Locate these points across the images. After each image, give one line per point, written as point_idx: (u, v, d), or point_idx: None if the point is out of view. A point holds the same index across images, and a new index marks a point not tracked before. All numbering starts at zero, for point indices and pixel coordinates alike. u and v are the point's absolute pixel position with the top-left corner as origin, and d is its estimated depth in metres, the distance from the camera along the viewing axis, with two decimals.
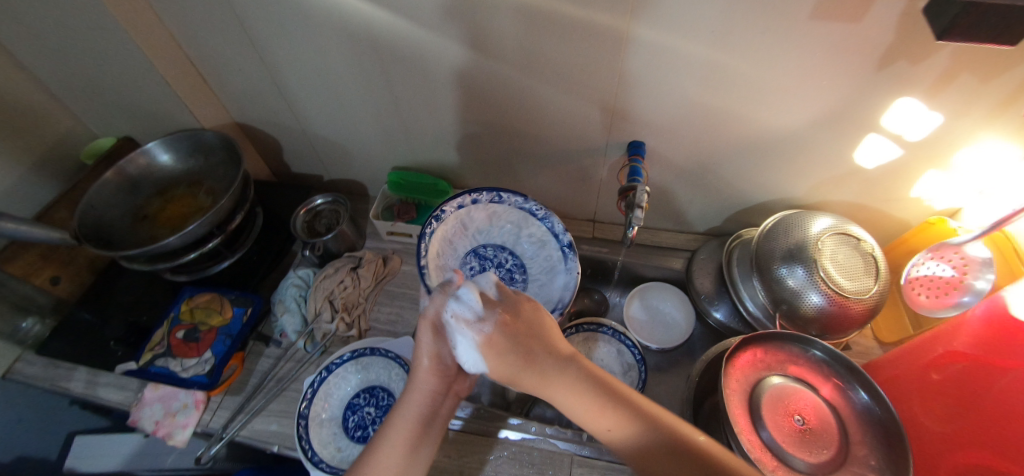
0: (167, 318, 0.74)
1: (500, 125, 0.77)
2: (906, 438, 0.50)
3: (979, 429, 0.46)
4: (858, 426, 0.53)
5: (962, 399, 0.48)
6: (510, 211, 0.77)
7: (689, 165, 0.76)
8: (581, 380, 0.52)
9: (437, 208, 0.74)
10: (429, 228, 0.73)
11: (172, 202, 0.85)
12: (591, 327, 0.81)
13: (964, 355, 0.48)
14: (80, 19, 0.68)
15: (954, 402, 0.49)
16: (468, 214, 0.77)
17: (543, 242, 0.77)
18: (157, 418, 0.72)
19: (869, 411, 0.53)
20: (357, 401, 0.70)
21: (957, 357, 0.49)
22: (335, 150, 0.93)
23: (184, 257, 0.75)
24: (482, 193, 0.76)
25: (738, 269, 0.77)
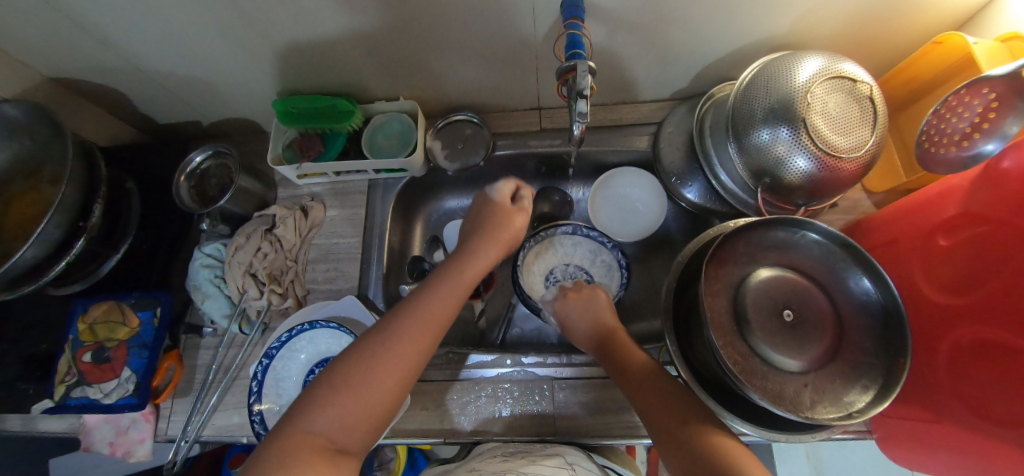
0: (66, 341, 0.63)
1: (387, 10, 0.57)
2: (906, 322, 0.44)
3: (992, 302, 0.40)
4: (852, 314, 0.48)
5: (970, 270, 0.42)
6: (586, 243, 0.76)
7: (644, 19, 0.59)
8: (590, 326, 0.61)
9: (535, 230, 0.76)
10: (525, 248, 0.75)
11: (13, 203, 0.66)
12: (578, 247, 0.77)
13: (987, 219, 0.41)
14: None
15: (965, 272, 0.43)
16: (558, 241, 0.77)
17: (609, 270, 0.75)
18: (111, 439, 0.66)
19: (869, 298, 0.47)
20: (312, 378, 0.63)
21: (977, 221, 0.42)
22: (194, 85, 0.71)
23: (51, 271, 0.60)
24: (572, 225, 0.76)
25: (711, 139, 0.64)
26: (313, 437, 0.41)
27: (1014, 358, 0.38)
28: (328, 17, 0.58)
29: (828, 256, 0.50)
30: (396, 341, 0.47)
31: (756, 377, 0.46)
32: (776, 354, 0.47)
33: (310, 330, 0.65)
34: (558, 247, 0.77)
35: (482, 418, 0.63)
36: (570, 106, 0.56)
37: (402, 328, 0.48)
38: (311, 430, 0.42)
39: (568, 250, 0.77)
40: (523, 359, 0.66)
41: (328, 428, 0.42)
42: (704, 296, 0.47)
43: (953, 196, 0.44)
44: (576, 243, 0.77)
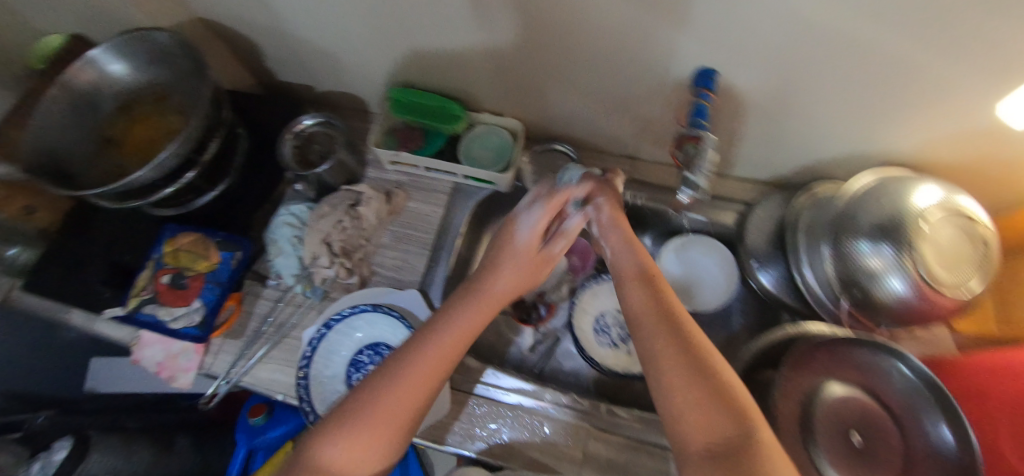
0: (150, 259, 0.67)
1: (529, 38, 0.60)
2: None
3: None
4: (926, 462, 0.46)
5: None
6: None
7: (768, 104, 0.60)
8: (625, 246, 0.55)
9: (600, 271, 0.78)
10: (586, 283, 0.77)
11: (140, 123, 0.72)
12: None
13: None
14: None
15: None
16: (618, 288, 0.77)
17: None
18: (158, 360, 0.69)
19: (948, 454, 0.45)
20: (360, 358, 0.66)
21: None
22: (323, 58, 0.75)
23: (161, 193, 0.64)
24: None
25: (805, 234, 0.64)
26: (325, 464, 0.46)
27: None
28: (471, 29, 0.61)
29: (910, 392, 0.48)
30: (408, 371, 0.49)
31: None
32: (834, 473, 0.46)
33: (371, 312, 0.68)
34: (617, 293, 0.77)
35: (508, 445, 0.62)
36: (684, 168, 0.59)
37: (409, 364, 0.49)
38: (327, 463, 0.46)
39: None
40: (561, 398, 0.65)
41: (336, 458, 0.46)
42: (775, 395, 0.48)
43: None
44: None
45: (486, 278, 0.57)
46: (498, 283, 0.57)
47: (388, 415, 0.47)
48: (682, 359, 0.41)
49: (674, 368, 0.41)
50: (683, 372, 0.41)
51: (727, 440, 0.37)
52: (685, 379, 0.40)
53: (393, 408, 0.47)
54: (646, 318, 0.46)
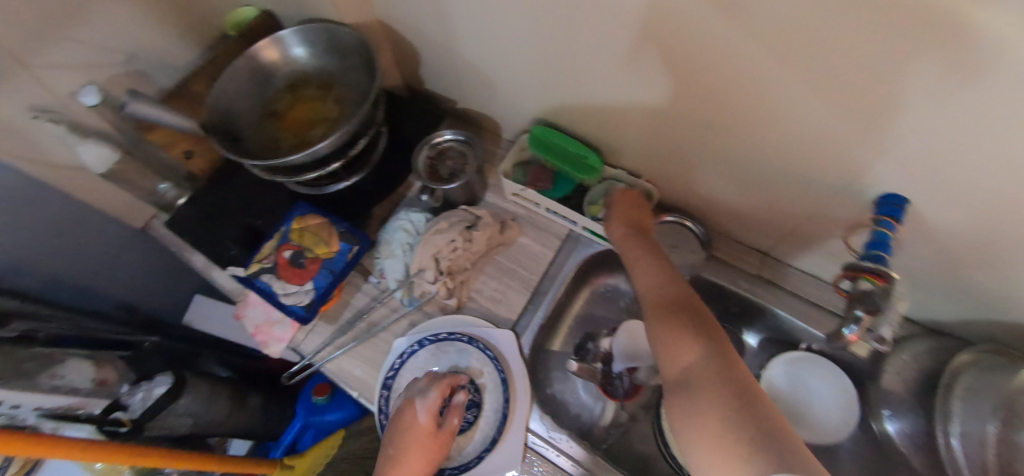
0: (278, 231, 0.71)
1: (701, 116, 0.57)
2: None
3: None
4: None
5: None
6: None
7: (960, 247, 0.53)
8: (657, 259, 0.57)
9: None
10: None
11: (300, 103, 0.76)
12: None
13: None
14: None
15: None
16: None
17: None
18: (257, 322, 0.73)
19: None
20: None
21: None
22: (479, 81, 0.77)
23: (305, 175, 0.68)
24: None
25: (961, 401, 0.56)
26: None
27: None
28: (640, 93, 0.60)
29: None
30: None
31: None
32: None
33: (463, 343, 0.68)
34: None
35: None
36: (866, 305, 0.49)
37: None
38: None
39: None
40: None
41: None
42: None
43: None
44: None
45: (398, 444, 0.58)
46: (405, 465, 0.56)
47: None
48: (711, 395, 0.41)
49: (705, 400, 0.41)
50: (709, 403, 0.40)
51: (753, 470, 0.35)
52: (712, 416, 0.40)
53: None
54: (676, 348, 0.46)
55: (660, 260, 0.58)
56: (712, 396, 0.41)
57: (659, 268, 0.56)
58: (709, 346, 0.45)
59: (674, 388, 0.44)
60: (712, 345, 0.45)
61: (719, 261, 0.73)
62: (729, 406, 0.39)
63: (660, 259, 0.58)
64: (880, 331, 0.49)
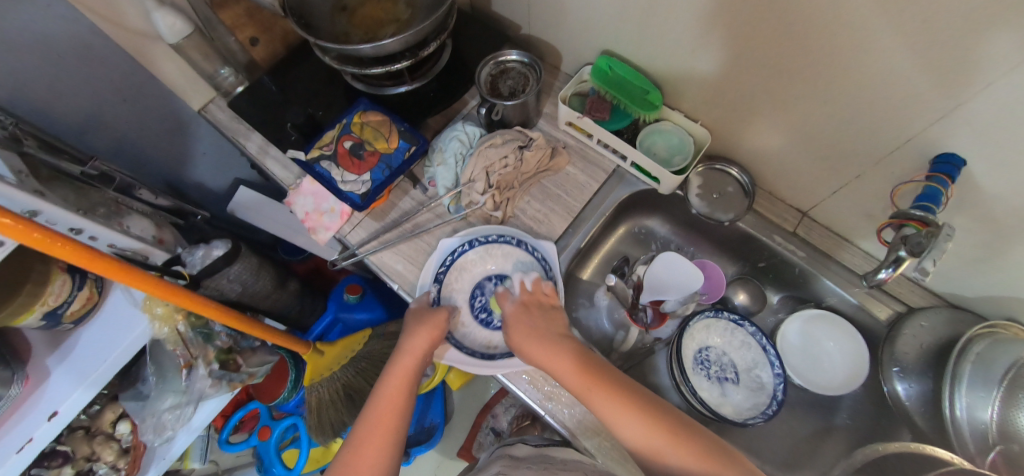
0: (339, 122, 0.74)
1: (773, 59, 0.58)
2: None
3: None
4: None
5: None
6: (755, 351, 0.73)
7: (1008, 216, 0.54)
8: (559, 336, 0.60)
9: (723, 309, 0.76)
10: (704, 314, 0.75)
11: (372, 2, 0.76)
12: (752, 351, 0.73)
13: None
14: None
15: None
16: (733, 332, 0.75)
17: (758, 388, 0.71)
18: (307, 210, 0.76)
19: None
20: (486, 285, 0.72)
21: None
22: (549, 2, 0.76)
23: (371, 70, 0.69)
24: (749, 327, 0.73)
25: (971, 367, 0.58)
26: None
27: None
28: (716, 30, 0.60)
29: None
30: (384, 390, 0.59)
31: None
32: None
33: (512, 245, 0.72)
34: (729, 337, 0.75)
35: (583, 422, 0.63)
36: (907, 254, 0.52)
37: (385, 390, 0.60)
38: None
39: (735, 343, 0.75)
40: None
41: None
42: None
43: None
44: (746, 345, 0.73)
45: (411, 327, 0.62)
46: (416, 336, 0.61)
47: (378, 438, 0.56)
48: (670, 443, 0.50)
49: (668, 455, 0.49)
50: (672, 452, 0.49)
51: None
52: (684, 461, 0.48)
53: (385, 438, 0.56)
54: (618, 417, 0.52)
55: (548, 330, 0.61)
56: (678, 451, 0.49)
57: (546, 342, 0.59)
58: (645, 405, 0.53)
59: (640, 451, 0.51)
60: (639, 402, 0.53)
61: (759, 215, 0.75)
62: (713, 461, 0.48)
63: (544, 329, 0.61)
64: (922, 266, 0.52)
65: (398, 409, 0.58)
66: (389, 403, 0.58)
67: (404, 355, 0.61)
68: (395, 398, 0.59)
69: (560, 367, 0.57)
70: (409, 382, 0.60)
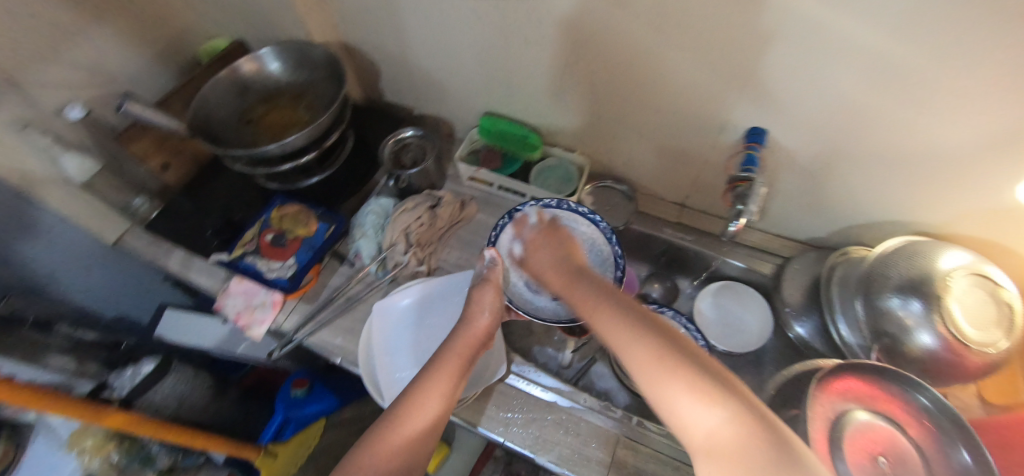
0: (258, 219, 0.81)
1: (609, 87, 0.73)
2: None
3: None
4: None
5: None
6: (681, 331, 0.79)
7: (811, 163, 0.69)
8: (579, 280, 0.60)
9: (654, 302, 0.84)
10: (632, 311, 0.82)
11: (274, 112, 0.86)
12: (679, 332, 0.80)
13: None
14: None
15: None
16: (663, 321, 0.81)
17: None
18: (238, 309, 0.77)
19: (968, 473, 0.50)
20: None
21: None
22: (430, 84, 0.91)
23: (281, 167, 0.76)
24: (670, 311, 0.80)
25: (838, 290, 0.69)
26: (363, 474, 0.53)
27: None
28: (564, 75, 0.75)
29: (938, 424, 0.53)
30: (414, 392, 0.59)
31: None
32: None
33: (552, 208, 0.76)
34: None
35: (541, 438, 0.66)
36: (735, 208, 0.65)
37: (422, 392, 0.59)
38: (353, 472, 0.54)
39: None
40: (598, 403, 0.69)
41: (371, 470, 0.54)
42: (807, 408, 0.53)
43: None
44: None
45: (481, 305, 0.67)
46: (482, 315, 0.66)
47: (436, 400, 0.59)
48: (670, 374, 0.44)
49: (664, 383, 0.44)
50: (668, 379, 0.44)
51: (714, 428, 0.40)
52: (681, 392, 0.42)
53: (440, 397, 0.59)
54: (630, 350, 0.48)
55: (564, 267, 0.63)
56: (675, 378, 0.43)
57: (578, 283, 0.59)
58: (651, 333, 0.48)
59: (641, 381, 0.46)
60: (650, 331, 0.48)
61: (647, 216, 0.88)
62: (751, 421, 0.39)
63: (560, 261, 0.65)
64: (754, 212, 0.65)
65: (456, 373, 0.61)
66: (450, 369, 0.61)
67: (467, 332, 0.65)
68: (452, 367, 0.61)
69: (570, 288, 0.60)
70: (467, 355, 0.64)
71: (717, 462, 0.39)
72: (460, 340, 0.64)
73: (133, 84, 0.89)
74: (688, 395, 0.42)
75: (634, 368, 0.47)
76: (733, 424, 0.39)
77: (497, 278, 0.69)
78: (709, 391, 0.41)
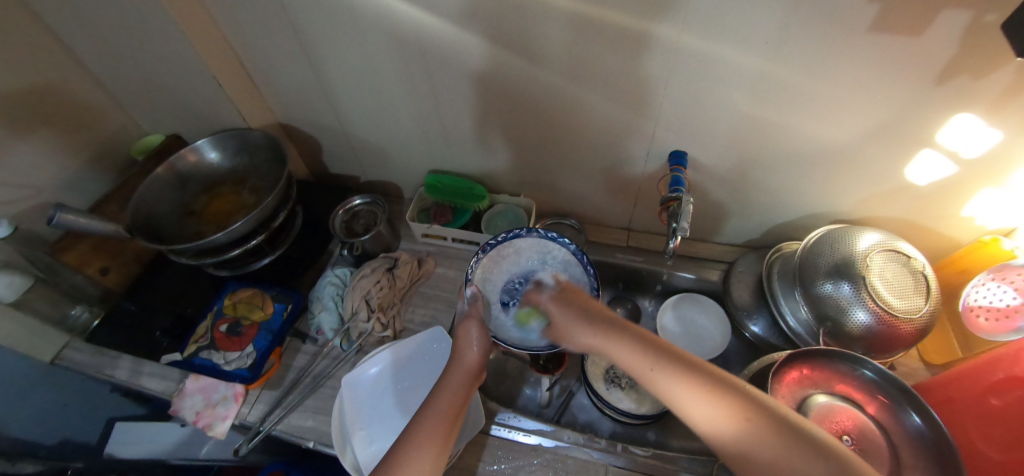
0: (211, 310, 0.79)
1: (542, 131, 0.78)
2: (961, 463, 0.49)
3: None
4: (909, 451, 0.54)
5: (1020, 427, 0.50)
6: None
7: (731, 175, 0.76)
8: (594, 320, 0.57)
9: None
10: None
11: (217, 199, 0.86)
12: None
13: None
14: (150, 29, 0.72)
15: (1015, 430, 0.50)
16: None
17: None
18: (197, 409, 0.73)
19: (922, 436, 0.53)
20: (512, 285, 0.76)
21: (1021, 382, 0.51)
22: (373, 151, 0.94)
23: (230, 253, 0.75)
24: None
25: (779, 283, 0.74)
26: None
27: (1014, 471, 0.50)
28: (497, 126, 0.80)
29: (886, 392, 0.57)
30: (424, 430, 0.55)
31: None
32: None
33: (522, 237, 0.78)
34: None
35: None
36: (670, 225, 0.69)
37: (426, 429, 0.55)
38: None
39: None
40: (581, 437, 0.69)
41: None
42: None
43: (995, 365, 0.54)
44: None
45: (471, 342, 0.67)
46: (471, 349, 0.66)
47: (432, 432, 0.55)
48: (687, 387, 0.44)
49: (693, 405, 0.43)
50: (686, 394, 0.44)
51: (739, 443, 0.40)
52: (695, 398, 0.43)
53: (437, 428, 0.56)
54: (665, 381, 0.46)
55: (581, 315, 0.59)
56: (693, 392, 0.44)
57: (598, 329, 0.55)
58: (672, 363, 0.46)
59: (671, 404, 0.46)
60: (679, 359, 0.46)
61: (598, 244, 0.92)
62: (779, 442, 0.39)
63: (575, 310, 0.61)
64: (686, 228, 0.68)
65: (451, 409, 0.59)
66: (444, 405, 0.59)
67: (458, 370, 0.64)
68: (448, 403, 0.59)
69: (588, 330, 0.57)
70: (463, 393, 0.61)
71: (744, 467, 0.40)
72: (455, 378, 0.63)
73: (62, 192, 0.87)
74: (703, 402, 0.43)
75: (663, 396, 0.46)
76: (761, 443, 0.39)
77: (479, 313, 0.71)
78: (738, 409, 0.41)
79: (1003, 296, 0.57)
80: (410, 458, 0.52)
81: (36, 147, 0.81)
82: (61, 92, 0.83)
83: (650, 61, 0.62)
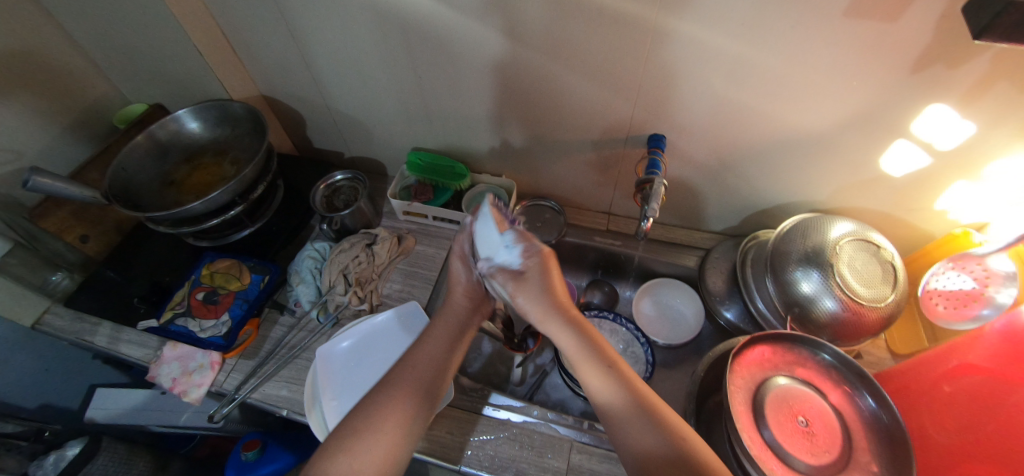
0: (188, 279, 0.80)
1: (523, 112, 0.78)
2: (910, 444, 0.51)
3: (976, 425, 0.50)
4: (862, 433, 0.55)
5: (968, 411, 0.51)
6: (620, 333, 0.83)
7: (710, 162, 0.76)
8: (566, 322, 0.54)
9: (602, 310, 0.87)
10: None
11: (198, 170, 0.86)
12: (621, 337, 0.83)
13: (979, 367, 0.51)
14: None
15: (964, 414, 0.51)
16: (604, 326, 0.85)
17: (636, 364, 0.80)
18: (174, 376, 0.74)
19: (877, 418, 0.55)
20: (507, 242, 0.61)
21: (971, 369, 0.52)
22: (356, 127, 0.94)
23: (207, 223, 0.75)
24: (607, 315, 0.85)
25: (751, 270, 0.75)
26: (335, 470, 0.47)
27: (962, 455, 0.51)
28: (478, 105, 0.79)
29: (843, 375, 0.59)
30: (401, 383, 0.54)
31: (769, 464, 0.52)
32: (790, 452, 0.54)
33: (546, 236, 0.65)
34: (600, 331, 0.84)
35: (497, 457, 0.67)
36: (643, 207, 0.70)
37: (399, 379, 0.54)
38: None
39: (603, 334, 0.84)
40: (549, 414, 0.71)
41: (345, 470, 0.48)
42: (727, 384, 0.57)
43: (949, 353, 0.54)
44: (613, 331, 0.84)
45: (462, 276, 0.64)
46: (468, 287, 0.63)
47: (420, 389, 0.54)
48: (645, 437, 0.47)
49: (639, 444, 0.47)
50: (640, 440, 0.47)
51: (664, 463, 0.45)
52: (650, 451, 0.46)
53: (421, 377, 0.55)
54: (627, 421, 0.48)
55: (554, 310, 0.55)
56: (646, 440, 0.47)
57: (578, 345, 0.53)
58: (652, 425, 0.48)
59: (616, 431, 0.49)
60: (631, 394, 0.49)
61: (578, 227, 0.93)
62: None
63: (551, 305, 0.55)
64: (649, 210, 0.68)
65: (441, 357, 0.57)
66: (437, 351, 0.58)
67: (454, 316, 0.62)
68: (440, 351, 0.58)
69: (555, 325, 0.55)
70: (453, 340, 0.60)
71: None
72: (441, 329, 0.60)
73: (43, 159, 0.87)
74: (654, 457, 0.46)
75: (606, 413, 0.50)
76: (678, 465, 0.45)
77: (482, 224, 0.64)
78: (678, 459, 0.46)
79: (963, 282, 0.58)
80: (397, 404, 0.52)
81: (17, 113, 0.80)
82: (42, 58, 0.82)
83: (630, 41, 0.62)
